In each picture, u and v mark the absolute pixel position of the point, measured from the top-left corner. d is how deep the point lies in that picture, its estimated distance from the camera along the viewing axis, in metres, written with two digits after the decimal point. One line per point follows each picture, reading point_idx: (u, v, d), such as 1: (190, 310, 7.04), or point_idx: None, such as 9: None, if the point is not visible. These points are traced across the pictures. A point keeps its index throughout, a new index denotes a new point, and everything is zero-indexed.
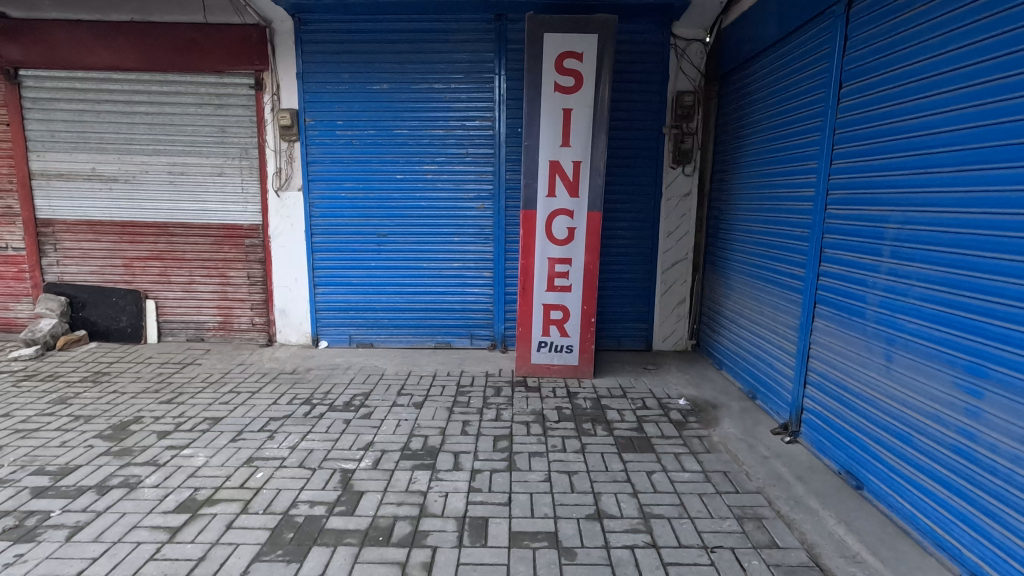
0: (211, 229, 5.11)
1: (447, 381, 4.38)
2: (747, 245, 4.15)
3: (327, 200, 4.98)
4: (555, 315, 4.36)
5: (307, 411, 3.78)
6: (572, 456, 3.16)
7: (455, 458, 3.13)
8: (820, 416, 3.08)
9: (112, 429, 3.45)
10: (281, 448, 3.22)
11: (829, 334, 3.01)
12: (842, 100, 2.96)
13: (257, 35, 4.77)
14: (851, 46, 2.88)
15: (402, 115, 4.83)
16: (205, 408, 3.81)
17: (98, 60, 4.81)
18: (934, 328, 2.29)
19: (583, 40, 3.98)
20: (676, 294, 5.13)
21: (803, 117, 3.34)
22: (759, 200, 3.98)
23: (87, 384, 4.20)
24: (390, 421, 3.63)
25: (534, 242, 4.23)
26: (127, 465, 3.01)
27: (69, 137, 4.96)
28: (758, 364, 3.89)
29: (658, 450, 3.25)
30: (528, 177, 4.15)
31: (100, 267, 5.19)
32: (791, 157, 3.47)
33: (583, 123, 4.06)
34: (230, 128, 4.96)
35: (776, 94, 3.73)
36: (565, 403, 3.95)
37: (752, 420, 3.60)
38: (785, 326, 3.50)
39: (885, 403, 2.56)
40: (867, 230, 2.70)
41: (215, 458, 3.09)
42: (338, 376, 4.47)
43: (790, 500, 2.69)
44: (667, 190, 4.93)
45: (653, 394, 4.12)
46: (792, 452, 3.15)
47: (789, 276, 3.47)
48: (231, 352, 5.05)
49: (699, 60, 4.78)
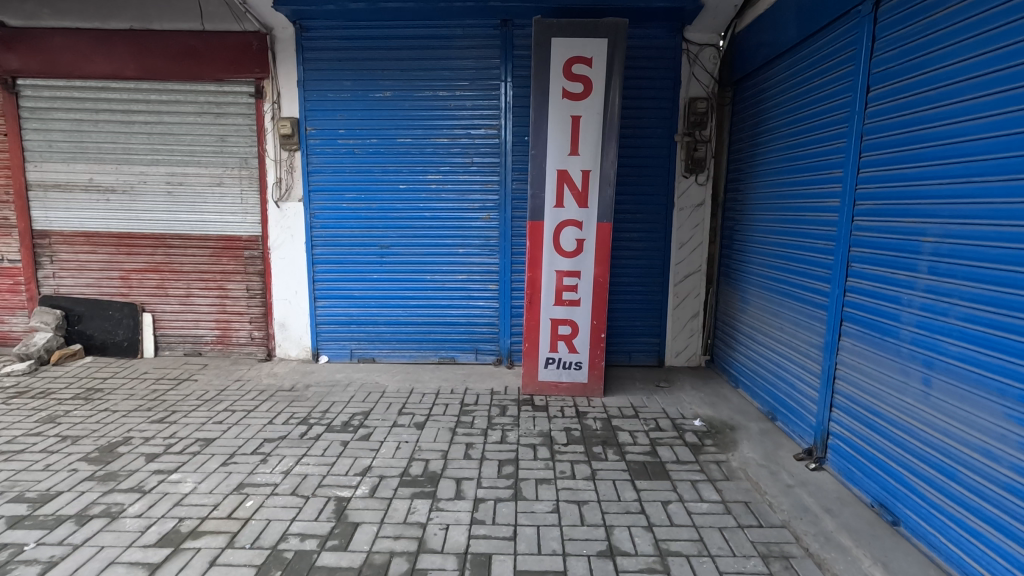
0: (210, 241, 4.99)
1: (450, 399, 4.19)
2: (765, 258, 3.96)
3: (328, 210, 4.84)
4: (563, 330, 4.18)
5: (303, 432, 3.60)
6: (582, 484, 2.96)
7: (457, 485, 2.95)
8: (848, 443, 2.86)
9: (98, 451, 3.30)
10: (274, 474, 3.05)
11: (858, 355, 2.80)
12: (871, 104, 2.76)
13: (257, 42, 4.65)
14: (880, 47, 2.71)
15: (405, 123, 4.69)
16: (198, 427, 3.65)
17: (96, 69, 4.72)
18: (980, 352, 2.09)
19: (591, 45, 3.82)
20: (689, 308, 4.93)
21: (826, 124, 3.16)
22: (777, 211, 3.79)
23: (79, 402, 4.06)
24: (390, 443, 3.44)
25: (542, 254, 4.06)
26: (110, 492, 2.84)
27: (67, 147, 4.86)
28: (779, 384, 3.67)
29: (674, 477, 3.04)
30: (535, 187, 3.98)
31: (96, 280, 5.08)
32: (813, 165, 3.28)
33: (593, 131, 3.89)
34: (230, 137, 4.84)
35: (796, 98, 3.55)
36: (574, 424, 3.75)
37: (773, 444, 3.38)
38: (808, 344, 3.29)
39: (924, 432, 2.35)
40: (902, 243, 2.49)
41: (204, 485, 2.92)
42: (337, 393, 4.30)
43: (820, 536, 2.47)
44: (679, 200, 4.75)
45: (667, 414, 3.92)
46: (819, 480, 2.93)
47: (812, 291, 3.26)
48: (229, 367, 4.89)
49: (712, 66, 4.62)
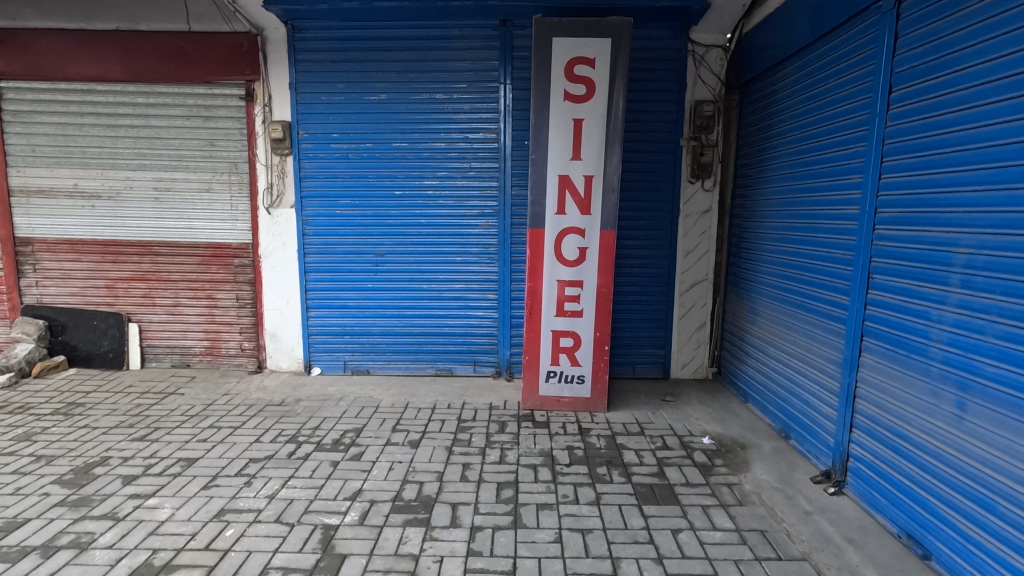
0: (199, 248, 4.81)
1: (447, 415, 4.01)
2: (775, 268, 3.80)
3: (321, 216, 4.67)
4: (565, 343, 4.00)
5: (291, 451, 3.42)
6: (586, 510, 2.78)
7: (453, 511, 2.76)
8: (871, 467, 2.68)
9: (73, 472, 3.11)
10: (258, 498, 2.86)
11: (881, 372, 2.61)
12: (893, 105, 2.60)
13: (248, 43, 4.50)
14: (903, 45, 2.54)
15: (401, 127, 4.53)
16: (180, 446, 3.47)
17: (81, 71, 4.56)
18: (1019, 374, 1.91)
19: (594, 45, 3.66)
20: (695, 318, 4.74)
21: (843, 127, 3.00)
22: (789, 218, 3.62)
23: (58, 418, 3.87)
24: (382, 463, 3.25)
25: (542, 263, 3.89)
26: (81, 519, 2.66)
27: (51, 152, 4.70)
28: (792, 400, 3.49)
29: (684, 501, 2.86)
30: (535, 193, 3.81)
31: (81, 289, 4.90)
32: (830, 170, 3.11)
33: (595, 134, 3.73)
34: (219, 141, 4.67)
35: (810, 99, 3.39)
36: (577, 442, 3.57)
37: (787, 465, 3.20)
38: (824, 359, 3.11)
39: (958, 460, 2.17)
40: (931, 254, 2.32)
41: (182, 511, 2.74)
42: (329, 408, 4.12)
43: (843, 571, 2.29)
44: (684, 206, 4.58)
45: (674, 431, 3.73)
46: (838, 506, 2.75)
47: (828, 303, 3.09)
48: (218, 380, 4.71)
49: (719, 68, 4.46)
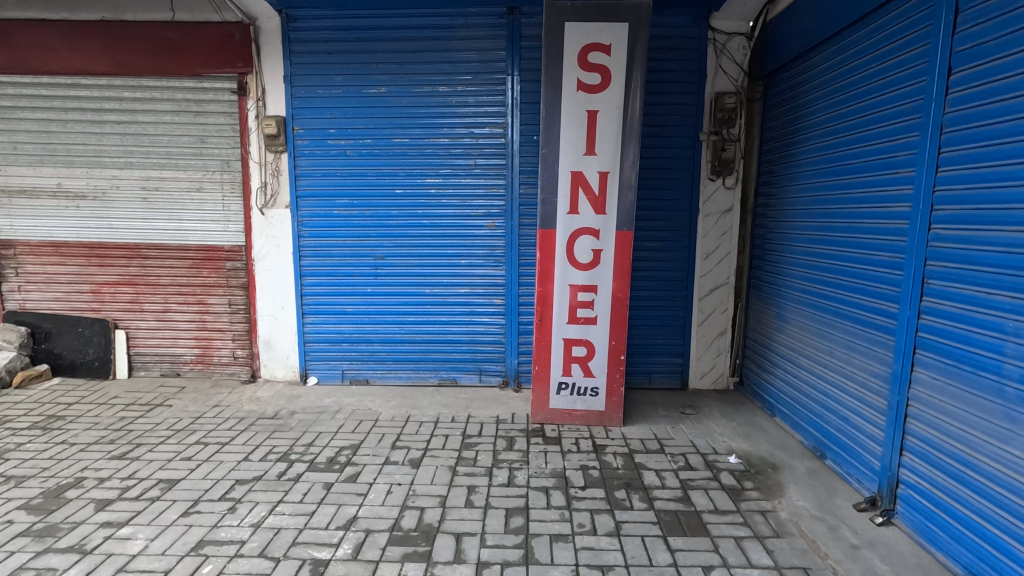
0: (189, 251, 4.56)
1: (451, 429, 3.73)
2: (805, 271, 3.51)
3: (317, 217, 4.41)
4: (578, 352, 3.71)
5: (281, 471, 3.14)
6: (605, 543, 2.48)
7: (457, 544, 2.48)
8: (927, 497, 2.38)
9: (43, 496, 2.85)
10: (241, 528, 2.58)
11: (940, 391, 2.32)
12: (953, 89, 2.30)
13: (240, 34, 4.26)
14: (965, 21, 2.24)
15: (402, 122, 4.26)
16: (161, 466, 3.20)
17: (64, 64, 4.32)
18: None
19: (610, 30, 3.38)
20: (715, 324, 4.45)
21: (890, 116, 2.69)
22: (821, 217, 3.33)
23: (34, 433, 3.61)
24: (379, 486, 2.97)
25: (554, 266, 3.60)
26: (43, 553, 2.39)
27: (33, 150, 4.46)
28: (827, 415, 3.19)
29: (714, 532, 2.56)
30: (546, 192, 3.53)
31: (66, 293, 4.66)
32: (874, 164, 2.81)
33: (610, 127, 3.44)
34: (210, 138, 4.42)
35: (847, 87, 3.10)
36: (592, 461, 3.28)
37: (826, 489, 2.90)
38: (867, 372, 2.82)
39: None
40: (1005, 258, 2.03)
41: (156, 543, 2.46)
42: (324, 422, 3.84)
43: None
44: (704, 206, 4.28)
45: (697, 449, 3.43)
46: (889, 540, 2.45)
47: (872, 310, 2.79)
48: (208, 391, 4.44)
49: (741, 57, 4.16)
